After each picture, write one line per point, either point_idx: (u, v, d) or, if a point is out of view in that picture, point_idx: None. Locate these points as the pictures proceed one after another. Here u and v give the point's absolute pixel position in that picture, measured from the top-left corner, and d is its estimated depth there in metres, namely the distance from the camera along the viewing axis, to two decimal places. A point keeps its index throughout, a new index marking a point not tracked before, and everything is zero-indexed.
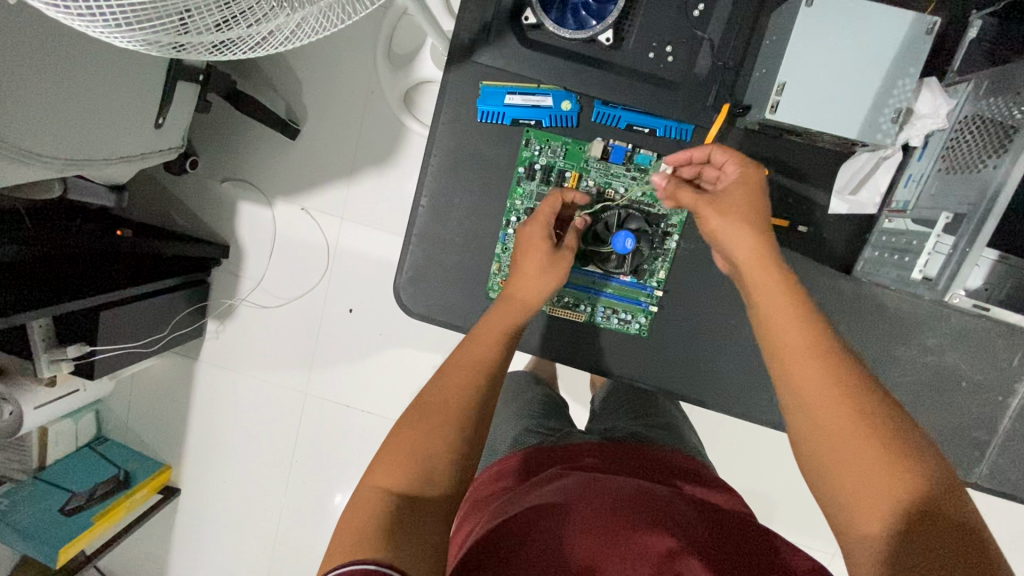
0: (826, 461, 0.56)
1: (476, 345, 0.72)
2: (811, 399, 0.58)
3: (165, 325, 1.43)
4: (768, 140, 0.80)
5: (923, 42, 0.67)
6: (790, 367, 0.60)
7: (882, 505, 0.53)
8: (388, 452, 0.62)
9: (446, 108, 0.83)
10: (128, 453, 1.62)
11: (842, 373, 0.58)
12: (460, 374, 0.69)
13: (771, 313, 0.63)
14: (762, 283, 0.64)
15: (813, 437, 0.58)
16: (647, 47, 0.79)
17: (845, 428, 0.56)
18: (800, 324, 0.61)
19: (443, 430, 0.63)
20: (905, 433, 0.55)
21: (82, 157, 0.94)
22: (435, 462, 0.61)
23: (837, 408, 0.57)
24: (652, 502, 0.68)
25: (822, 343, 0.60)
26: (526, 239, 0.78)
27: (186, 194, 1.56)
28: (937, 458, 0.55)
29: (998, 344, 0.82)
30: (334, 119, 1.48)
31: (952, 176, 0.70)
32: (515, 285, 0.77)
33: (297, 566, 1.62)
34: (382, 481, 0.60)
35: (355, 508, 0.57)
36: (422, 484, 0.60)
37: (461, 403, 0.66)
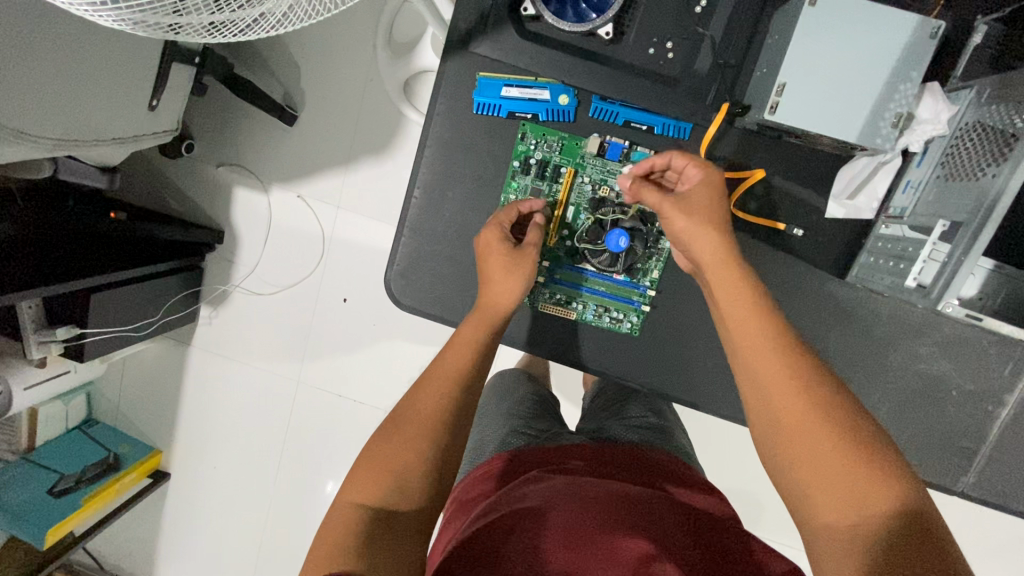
0: (790, 458, 0.56)
1: (452, 357, 0.71)
2: (779, 407, 0.57)
3: (157, 309, 1.42)
4: (767, 141, 0.79)
5: (927, 46, 0.66)
6: (753, 364, 0.60)
7: (846, 499, 0.53)
8: (363, 467, 0.62)
9: (442, 99, 0.81)
10: (118, 436, 1.62)
11: (801, 368, 0.58)
12: (434, 388, 0.68)
13: (735, 311, 0.63)
14: (731, 290, 0.64)
15: (777, 434, 0.57)
16: (646, 43, 0.78)
17: (806, 423, 0.56)
18: (763, 320, 0.61)
19: (417, 444, 0.63)
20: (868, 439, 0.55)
21: (72, 137, 0.92)
22: (410, 477, 0.61)
23: (797, 404, 0.57)
24: (633, 505, 0.67)
25: (784, 338, 0.60)
26: (484, 248, 0.76)
27: (180, 178, 1.54)
28: (896, 451, 0.55)
29: (989, 353, 0.81)
30: (331, 106, 1.46)
31: (951, 183, 0.69)
32: (485, 294, 0.75)
33: (285, 554, 1.62)
34: (357, 496, 0.60)
35: (329, 523, 0.58)
36: (398, 497, 0.60)
37: (435, 417, 0.66)
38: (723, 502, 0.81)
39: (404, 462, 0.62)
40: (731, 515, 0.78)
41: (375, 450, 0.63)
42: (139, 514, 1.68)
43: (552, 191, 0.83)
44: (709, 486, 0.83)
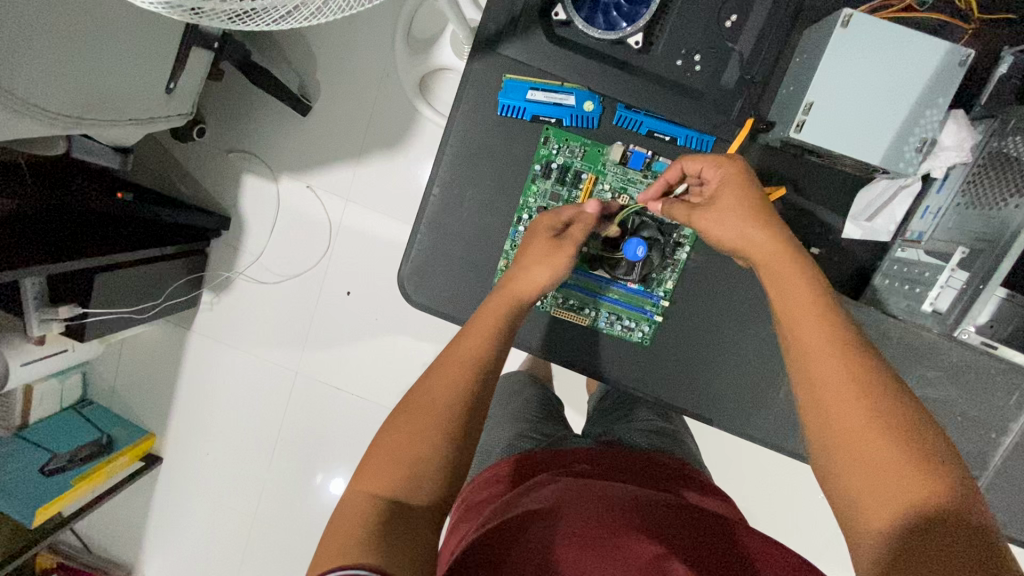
0: (839, 458, 0.56)
1: (471, 340, 0.70)
2: (833, 402, 0.57)
3: (160, 293, 1.41)
4: (788, 160, 0.79)
5: (955, 74, 0.66)
6: (807, 364, 0.60)
7: (892, 500, 0.52)
8: (376, 458, 0.62)
9: (466, 99, 0.81)
10: (112, 418, 1.61)
11: (859, 368, 0.57)
12: (452, 370, 0.67)
13: (792, 310, 0.63)
14: (788, 280, 0.63)
15: (828, 434, 0.57)
16: (675, 54, 0.78)
17: (859, 420, 0.55)
18: (822, 321, 0.61)
19: (429, 432, 0.63)
20: (924, 435, 0.54)
21: (88, 116, 0.91)
22: (424, 465, 0.61)
23: (851, 405, 0.56)
24: (644, 511, 0.68)
25: (843, 340, 0.59)
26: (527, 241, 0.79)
27: (191, 162, 1.53)
28: (953, 456, 0.53)
29: (997, 381, 0.82)
30: (346, 98, 1.46)
31: (972, 211, 0.69)
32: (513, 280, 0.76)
33: (274, 546, 1.60)
34: (369, 486, 0.59)
35: (343, 513, 0.57)
36: (411, 488, 0.60)
37: (450, 402, 0.65)
38: (733, 507, 0.82)
39: (417, 450, 0.61)
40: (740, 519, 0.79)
41: (387, 440, 0.63)
42: (129, 496, 1.67)
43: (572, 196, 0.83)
44: (717, 492, 0.84)
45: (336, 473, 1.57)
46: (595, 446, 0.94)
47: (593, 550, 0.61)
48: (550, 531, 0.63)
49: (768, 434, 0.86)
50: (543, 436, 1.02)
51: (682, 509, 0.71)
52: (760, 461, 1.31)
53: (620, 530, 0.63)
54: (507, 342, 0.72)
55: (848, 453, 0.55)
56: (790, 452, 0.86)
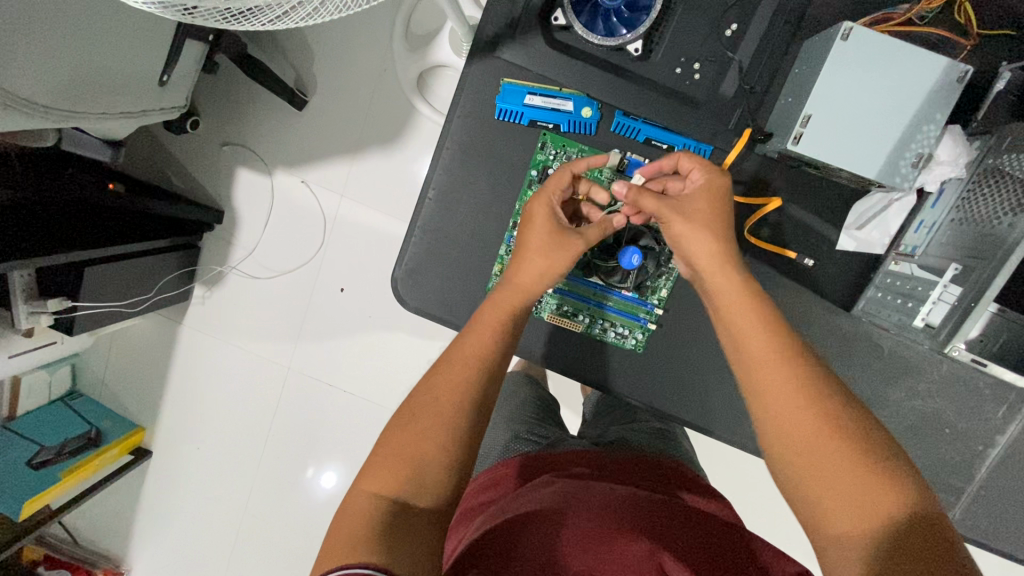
0: (795, 464, 0.56)
1: (478, 335, 0.69)
2: (779, 408, 0.58)
3: (152, 286, 1.40)
4: (786, 170, 0.79)
5: (954, 90, 0.66)
6: (755, 376, 0.60)
7: (853, 506, 0.53)
8: (380, 457, 0.63)
9: (463, 102, 0.81)
10: (102, 411, 1.60)
11: (807, 375, 0.58)
12: (454, 374, 0.66)
13: (735, 321, 0.63)
14: (722, 288, 0.65)
15: (782, 444, 0.57)
16: (674, 62, 0.77)
17: (809, 426, 0.56)
18: (766, 330, 0.61)
19: (434, 435, 0.63)
20: (868, 434, 0.55)
21: (79, 111, 0.90)
22: (428, 469, 0.61)
23: (804, 413, 0.57)
24: (639, 515, 0.70)
25: (784, 347, 0.60)
26: (533, 212, 0.75)
27: (185, 154, 1.52)
28: (896, 452, 0.55)
29: (985, 395, 0.83)
30: (343, 93, 1.45)
31: (965, 228, 0.70)
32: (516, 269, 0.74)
33: (265, 543, 1.60)
34: (373, 486, 0.61)
35: (346, 513, 0.59)
36: (414, 489, 0.61)
37: (452, 403, 0.65)
38: (730, 510, 0.83)
39: (421, 453, 0.62)
40: (738, 520, 0.81)
41: (389, 440, 0.63)
42: (118, 490, 1.66)
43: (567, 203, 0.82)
44: (714, 493, 0.86)
45: (328, 467, 1.56)
46: (590, 448, 0.95)
47: (593, 553, 0.64)
48: (551, 535, 0.66)
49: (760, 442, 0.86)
50: (537, 438, 1.02)
51: (677, 510, 0.73)
52: (756, 467, 1.30)
53: (611, 538, 0.65)
54: (514, 339, 0.72)
55: (803, 459, 0.56)
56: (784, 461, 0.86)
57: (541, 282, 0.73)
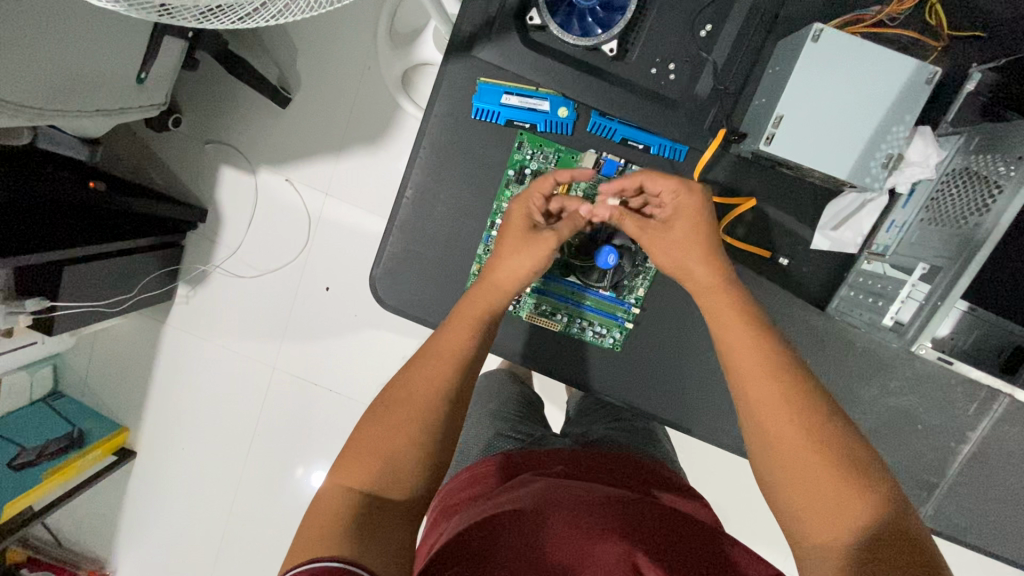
0: (779, 474, 0.58)
1: (453, 334, 0.70)
2: (767, 420, 0.60)
3: (133, 285, 1.38)
4: (761, 170, 0.80)
5: (922, 91, 0.67)
6: (746, 388, 0.62)
7: (832, 515, 0.54)
8: (353, 451, 0.62)
9: (440, 102, 0.81)
10: (85, 412, 1.58)
11: (794, 385, 0.60)
12: (431, 372, 0.67)
13: (727, 334, 0.66)
14: (717, 306, 0.68)
15: (770, 453, 0.59)
16: (649, 63, 0.78)
17: (797, 438, 0.58)
18: (754, 341, 0.64)
19: (409, 430, 0.63)
20: (853, 450, 0.57)
21: (53, 108, 0.89)
22: (402, 462, 0.61)
23: (790, 425, 0.58)
24: (618, 513, 0.71)
25: (775, 362, 0.62)
26: (510, 217, 0.76)
27: (167, 152, 1.50)
28: (878, 465, 0.57)
29: (957, 392, 0.85)
30: (327, 92, 1.44)
31: (935, 228, 0.70)
32: (492, 269, 0.74)
33: (250, 543, 1.59)
34: (345, 479, 0.60)
35: (317, 505, 0.58)
36: (387, 483, 0.60)
37: (429, 400, 0.65)
38: (706, 509, 0.84)
39: (396, 446, 0.62)
40: (714, 520, 0.82)
41: (365, 436, 0.63)
42: (100, 490, 1.65)
43: None
44: (692, 493, 0.87)
45: (316, 467, 1.56)
46: (572, 447, 0.95)
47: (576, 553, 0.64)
48: (533, 534, 0.66)
49: (738, 440, 0.87)
50: (519, 437, 1.03)
51: (653, 509, 0.74)
52: (740, 463, 1.31)
53: (589, 536, 0.66)
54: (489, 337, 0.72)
55: (786, 468, 0.57)
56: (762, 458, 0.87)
57: (517, 281, 0.73)
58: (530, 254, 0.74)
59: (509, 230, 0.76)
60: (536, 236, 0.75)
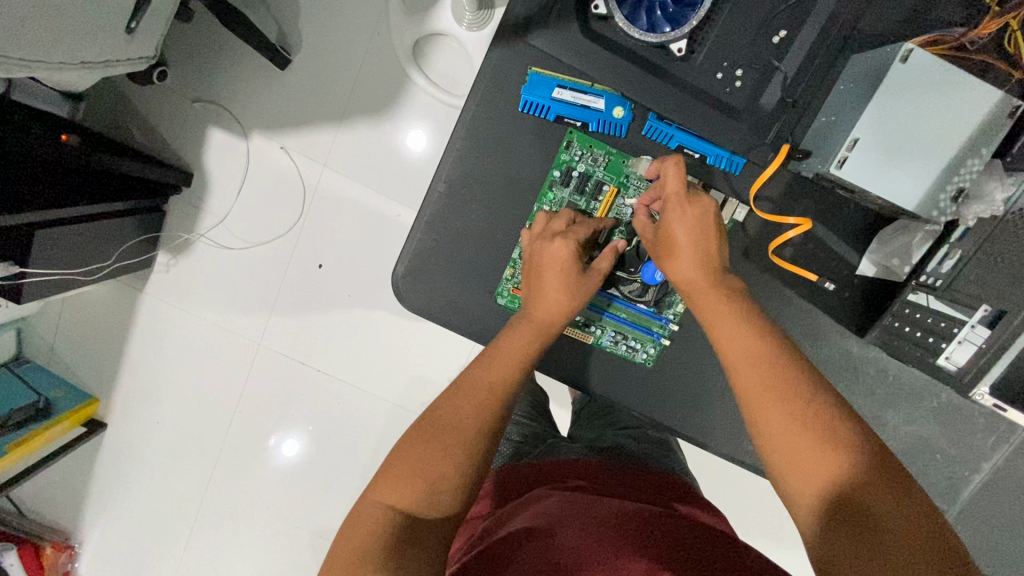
0: (779, 465, 0.58)
1: (495, 368, 0.68)
2: (761, 411, 0.60)
3: (112, 252, 1.27)
4: (816, 189, 0.78)
5: (1002, 124, 0.64)
6: (739, 380, 0.62)
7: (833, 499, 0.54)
8: (397, 469, 0.61)
9: (485, 89, 0.76)
10: (52, 379, 1.43)
11: (788, 383, 0.60)
12: (474, 399, 0.65)
13: (715, 322, 0.66)
14: (705, 300, 0.67)
15: (769, 446, 0.59)
16: (716, 67, 0.72)
17: (787, 423, 0.58)
18: (745, 332, 0.64)
19: (453, 454, 0.61)
20: (848, 431, 0.56)
21: (34, 59, 0.78)
22: (446, 486, 0.60)
23: (780, 412, 0.59)
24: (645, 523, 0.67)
25: (764, 349, 0.62)
26: (550, 258, 0.71)
27: (150, 107, 1.37)
28: (884, 456, 0.56)
29: (978, 423, 0.83)
30: (330, 55, 1.33)
31: (997, 268, 0.67)
32: (538, 308, 0.71)
33: (220, 529, 1.46)
34: (387, 497, 0.59)
35: (357, 525, 0.57)
36: (430, 505, 0.59)
37: (477, 430, 0.63)
38: (725, 525, 0.79)
39: (441, 471, 0.60)
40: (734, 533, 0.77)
41: (406, 455, 0.61)
42: None
43: (589, 208, 0.79)
44: (708, 505, 0.82)
45: (289, 434, 1.44)
46: (585, 456, 0.91)
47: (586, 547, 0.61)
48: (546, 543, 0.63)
49: (759, 461, 0.85)
50: (530, 443, 0.99)
51: (678, 517, 0.70)
52: (740, 474, 1.29)
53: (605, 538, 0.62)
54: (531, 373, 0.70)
55: (783, 457, 0.57)
56: None
57: (562, 319, 0.71)
58: (580, 291, 0.72)
59: (548, 265, 0.71)
60: (582, 274, 0.72)
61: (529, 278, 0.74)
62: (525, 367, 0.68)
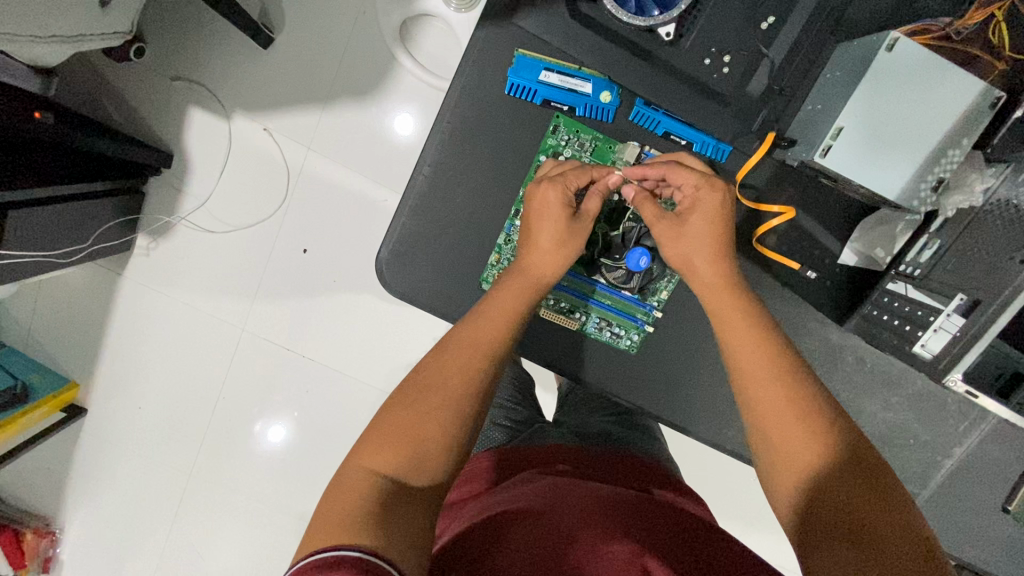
0: (775, 453, 0.60)
1: (484, 326, 0.68)
2: (763, 400, 0.62)
3: (89, 234, 1.24)
4: (800, 178, 0.79)
5: (983, 116, 0.65)
6: (745, 370, 0.64)
7: (828, 495, 0.55)
8: (382, 433, 0.60)
9: (472, 71, 0.75)
10: (29, 364, 1.40)
11: (800, 401, 0.60)
12: (460, 360, 0.65)
13: (723, 314, 0.67)
14: (716, 293, 0.68)
15: (768, 435, 0.61)
16: (704, 52, 0.73)
17: (789, 416, 0.60)
18: (756, 329, 0.65)
19: (439, 416, 0.61)
20: (846, 435, 0.59)
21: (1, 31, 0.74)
22: (431, 448, 0.60)
23: (783, 404, 0.60)
24: (629, 508, 0.67)
25: (774, 347, 0.64)
26: (542, 203, 0.71)
27: (127, 85, 1.32)
28: (880, 464, 0.57)
29: (950, 409, 0.84)
30: (315, 34, 1.30)
31: (973, 260, 0.67)
32: (527, 260, 0.71)
33: (204, 514, 1.45)
34: (371, 462, 0.58)
35: (339, 487, 0.56)
36: (416, 471, 0.59)
37: (461, 391, 0.64)
38: (704, 510, 0.79)
39: (425, 433, 0.60)
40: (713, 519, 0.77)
41: (393, 418, 0.61)
42: None
43: None
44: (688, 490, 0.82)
45: (274, 420, 1.43)
46: (568, 441, 0.92)
47: None
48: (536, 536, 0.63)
49: (739, 446, 0.86)
50: (514, 429, 0.99)
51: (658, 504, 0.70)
52: (721, 458, 1.32)
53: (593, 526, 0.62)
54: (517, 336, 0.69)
55: (782, 446, 0.59)
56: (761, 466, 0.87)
57: (551, 269, 0.71)
58: (567, 246, 0.71)
59: (543, 211, 0.71)
60: (574, 219, 0.72)
61: (525, 225, 0.73)
62: (511, 327, 0.68)
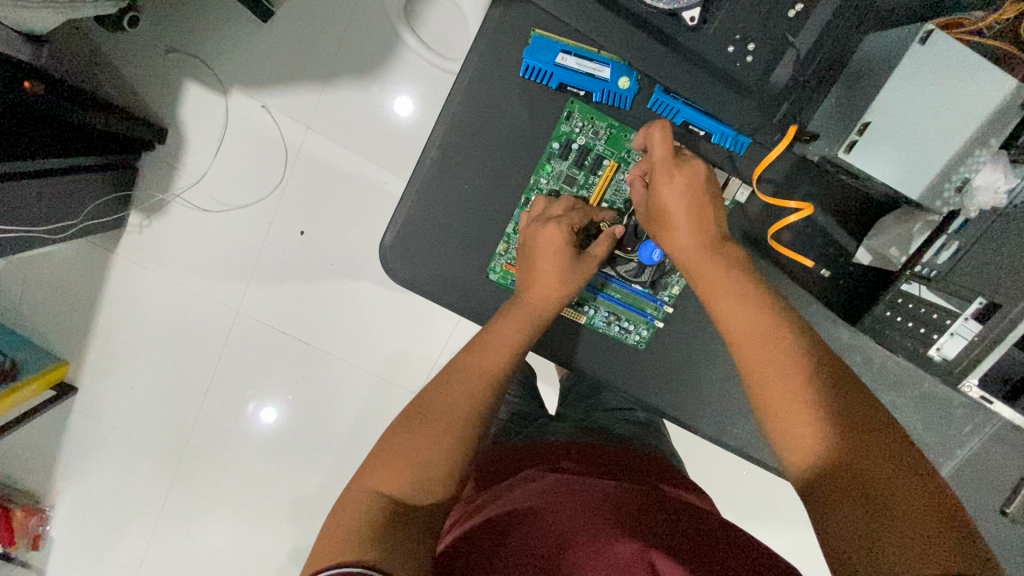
0: (781, 436, 0.57)
1: (488, 351, 0.68)
2: (763, 382, 0.59)
3: (80, 210, 1.20)
4: (818, 173, 0.77)
5: (1013, 115, 0.64)
6: (745, 354, 0.61)
7: (840, 471, 0.52)
8: (386, 456, 0.61)
9: (487, 52, 0.72)
10: (17, 341, 1.37)
11: (795, 359, 0.58)
12: (465, 386, 0.66)
13: (718, 295, 0.65)
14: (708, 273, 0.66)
15: (773, 419, 0.58)
16: (727, 40, 0.69)
17: (788, 393, 0.57)
18: (751, 306, 0.63)
19: (442, 441, 0.62)
20: (853, 405, 0.55)
21: None
22: (432, 474, 0.60)
23: (782, 380, 0.58)
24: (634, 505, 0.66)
25: (772, 322, 0.61)
26: (542, 239, 0.71)
27: (120, 56, 1.27)
28: (894, 432, 0.54)
29: (956, 411, 0.84)
30: (317, 9, 1.25)
31: (996, 263, 0.64)
32: (530, 291, 0.71)
33: (196, 496, 1.44)
34: (376, 483, 0.59)
35: (346, 506, 0.57)
36: (421, 490, 0.59)
37: (465, 415, 0.64)
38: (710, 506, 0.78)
39: (428, 460, 0.60)
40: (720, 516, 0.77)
41: (399, 440, 0.62)
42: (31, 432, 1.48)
43: (587, 182, 0.77)
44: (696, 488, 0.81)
45: (268, 402, 1.41)
46: (572, 436, 0.90)
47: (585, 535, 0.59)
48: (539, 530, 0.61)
49: (744, 444, 0.85)
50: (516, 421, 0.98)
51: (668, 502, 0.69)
52: (720, 454, 1.31)
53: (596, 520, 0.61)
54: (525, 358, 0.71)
55: (787, 428, 0.57)
56: (766, 464, 0.86)
57: (553, 304, 0.72)
58: (573, 276, 0.72)
59: (543, 246, 0.71)
60: (578, 257, 0.73)
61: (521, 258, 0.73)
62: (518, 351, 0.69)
